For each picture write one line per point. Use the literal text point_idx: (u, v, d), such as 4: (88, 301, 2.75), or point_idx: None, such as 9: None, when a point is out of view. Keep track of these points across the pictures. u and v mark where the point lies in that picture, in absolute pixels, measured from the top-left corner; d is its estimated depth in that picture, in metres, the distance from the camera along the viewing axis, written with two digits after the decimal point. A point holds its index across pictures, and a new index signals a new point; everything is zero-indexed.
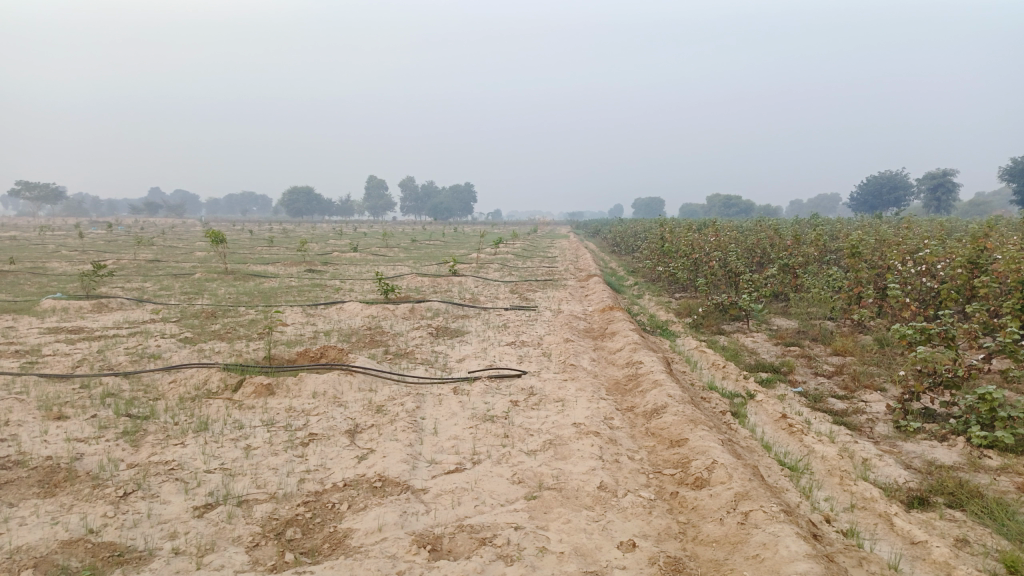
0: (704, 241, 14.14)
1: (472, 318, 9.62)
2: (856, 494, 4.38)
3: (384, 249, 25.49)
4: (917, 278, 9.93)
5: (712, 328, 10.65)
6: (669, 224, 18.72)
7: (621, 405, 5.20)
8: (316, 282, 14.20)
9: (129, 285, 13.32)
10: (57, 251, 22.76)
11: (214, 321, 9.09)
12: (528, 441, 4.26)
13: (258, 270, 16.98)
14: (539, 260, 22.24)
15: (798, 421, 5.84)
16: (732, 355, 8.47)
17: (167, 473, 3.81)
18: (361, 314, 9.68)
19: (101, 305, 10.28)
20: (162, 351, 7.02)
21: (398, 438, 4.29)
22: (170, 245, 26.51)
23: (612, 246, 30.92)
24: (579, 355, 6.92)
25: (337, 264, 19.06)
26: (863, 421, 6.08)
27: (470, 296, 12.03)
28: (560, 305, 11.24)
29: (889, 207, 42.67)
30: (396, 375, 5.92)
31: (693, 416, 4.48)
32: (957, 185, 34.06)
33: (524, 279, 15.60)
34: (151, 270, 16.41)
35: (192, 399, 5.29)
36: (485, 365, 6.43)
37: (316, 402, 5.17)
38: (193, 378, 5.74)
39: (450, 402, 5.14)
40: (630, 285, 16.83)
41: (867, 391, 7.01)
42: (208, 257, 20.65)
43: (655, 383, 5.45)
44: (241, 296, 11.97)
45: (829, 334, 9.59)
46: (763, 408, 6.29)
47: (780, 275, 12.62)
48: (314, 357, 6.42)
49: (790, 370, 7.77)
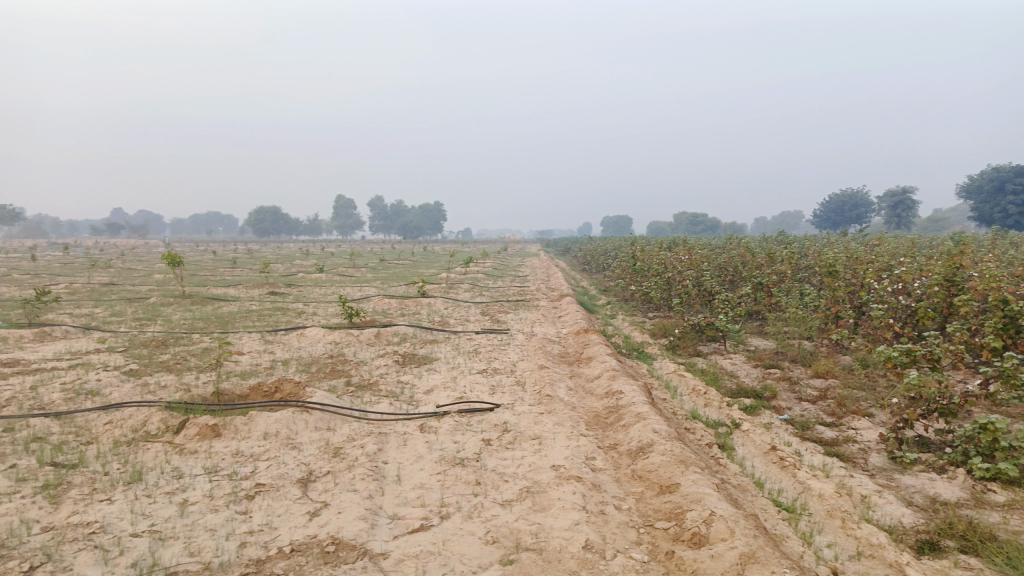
0: (677, 259, 13.87)
1: (441, 343, 9.16)
2: (861, 540, 4.01)
3: (351, 270, 24.89)
4: (894, 296, 9.70)
5: (689, 350, 10.32)
6: (640, 241, 18.44)
7: (602, 442, 4.79)
8: (278, 305, 13.62)
9: (77, 311, 12.60)
10: (7, 275, 21.86)
11: (164, 351, 8.49)
12: (502, 490, 3.82)
13: (218, 293, 16.30)
14: (509, 279, 21.89)
15: (788, 454, 5.48)
16: (712, 379, 8.13)
17: (85, 539, 3.27)
18: (322, 341, 9.14)
19: (42, 334, 9.59)
20: (102, 387, 6.44)
21: (357, 490, 3.82)
22: (127, 268, 25.63)
23: (583, 263, 30.57)
24: (555, 384, 6.49)
25: (301, 286, 18.48)
26: (855, 451, 5.74)
27: (438, 319, 11.57)
28: (532, 328, 10.81)
29: (852, 224, 43.27)
30: (357, 412, 5.43)
31: (683, 456, 4.09)
32: (916, 202, 34.67)
33: (495, 299, 15.21)
34: (104, 295, 15.68)
35: (127, 444, 4.76)
36: (454, 397, 5.98)
37: (267, 446, 4.67)
38: (131, 419, 5.20)
39: (416, 443, 4.68)
40: (602, 304, 16.52)
41: (855, 417, 6.68)
42: (166, 279, 19.86)
43: (637, 416, 5.04)
44: (197, 321, 11.34)
45: (809, 355, 9.30)
46: (750, 439, 5.92)
47: (755, 294, 12.36)
48: (268, 392, 5.91)
49: (773, 396, 7.42)
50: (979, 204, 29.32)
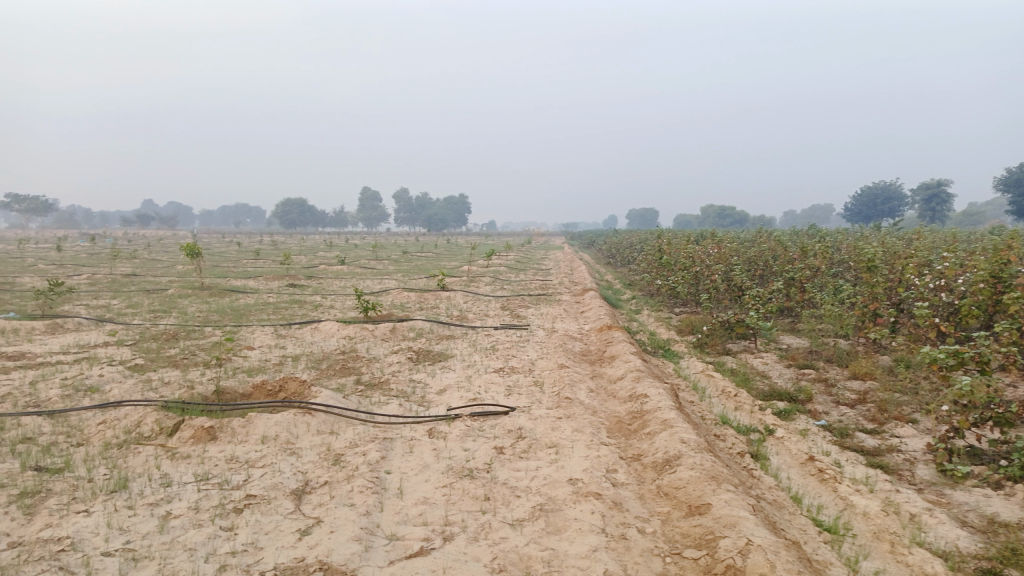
0: (705, 253, 13.37)
1: (458, 339, 8.81)
2: (914, 568, 3.59)
3: (373, 263, 24.68)
4: (935, 294, 9.16)
5: (718, 348, 9.88)
6: (666, 234, 17.90)
7: (625, 452, 4.39)
8: (296, 298, 13.35)
9: (94, 302, 12.43)
10: (34, 265, 21.98)
11: (173, 345, 8.24)
12: (512, 508, 3.45)
13: (237, 285, 16.10)
14: (532, 272, 21.50)
15: (828, 465, 5.04)
16: (743, 379, 7.69)
17: (51, 558, 2.96)
18: (336, 336, 8.84)
19: (53, 326, 9.40)
20: (103, 383, 6.19)
21: (354, 504, 3.49)
22: (153, 259, 25.67)
23: (608, 256, 30.13)
24: (575, 385, 6.11)
25: (321, 278, 18.28)
26: (900, 463, 5.29)
27: (457, 313, 11.22)
28: (553, 324, 10.43)
29: (884, 218, 42.17)
30: (363, 414, 5.10)
31: (715, 471, 3.69)
32: (951, 194, 33.64)
33: (516, 293, 14.82)
34: (124, 286, 15.54)
35: (118, 447, 4.47)
36: (468, 399, 5.62)
37: (263, 451, 4.36)
38: (125, 419, 4.92)
39: (423, 450, 4.33)
40: (627, 299, 16.07)
41: (898, 424, 6.21)
42: (187, 272, 19.75)
43: (664, 424, 4.64)
44: (212, 314, 11.11)
45: (846, 355, 8.81)
46: (785, 447, 5.50)
47: (786, 290, 11.84)
48: (271, 392, 5.61)
49: (809, 399, 6.96)
50: (1018, 198, 28.31)
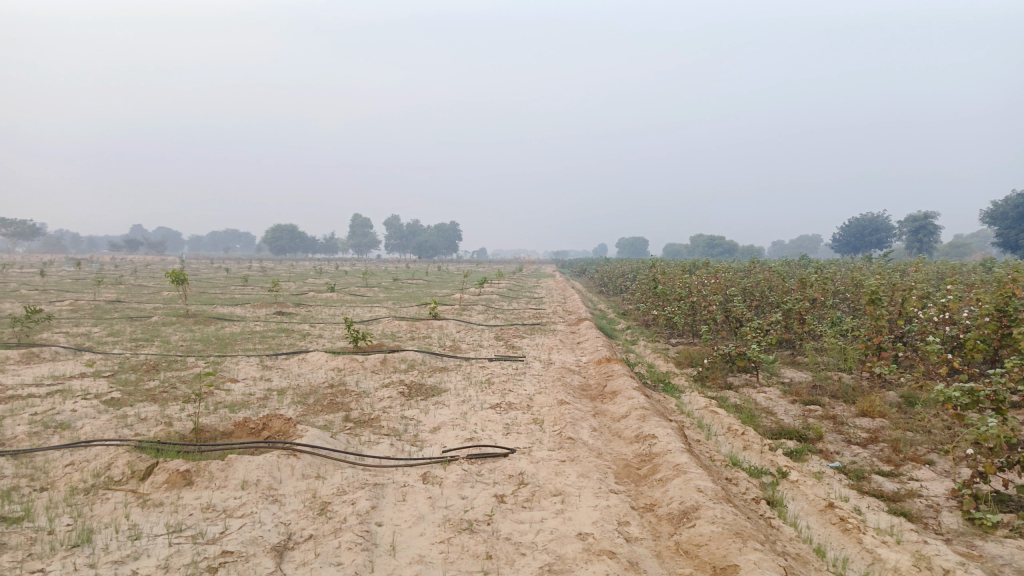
0: (702, 283, 13.10)
1: (451, 371, 8.45)
2: None
3: (363, 290, 24.32)
4: (940, 327, 8.89)
5: (719, 382, 9.57)
6: (660, 263, 17.68)
7: (636, 501, 4.07)
8: (283, 327, 12.97)
9: (74, 330, 12.02)
10: (16, 290, 21.49)
11: (153, 376, 7.86)
12: (517, 568, 3.12)
13: (224, 312, 15.71)
14: (524, 301, 21.19)
15: (849, 514, 4.72)
16: (749, 416, 7.38)
17: None
18: (324, 368, 8.47)
19: (28, 355, 8.99)
20: (74, 419, 5.80)
21: (342, 564, 3.14)
22: (138, 284, 25.19)
23: (599, 285, 29.99)
24: (577, 424, 5.78)
25: (310, 305, 17.90)
26: (923, 510, 4.97)
27: (451, 344, 10.87)
28: (549, 355, 10.09)
29: (873, 249, 42.32)
30: (352, 456, 4.76)
31: (739, 527, 3.39)
32: (939, 227, 33.77)
33: (510, 323, 14.52)
34: (106, 313, 15.10)
35: (84, 493, 4.10)
36: (464, 439, 5.27)
37: (243, 498, 4.00)
38: (95, 461, 4.55)
39: (417, 498, 3.99)
40: (623, 329, 15.78)
41: (915, 467, 5.90)
42: (173, 298, 19.34)
43: (676, 470, 4.33)
44: (195, 344, 10.72)
45: (851, 390, 8.51)
46: (801, 493, 5.19)
47: (786, 321, 11.57)
48: (254, 430, 5.25)
49: (819, 438, 6.65)
50: (1005, 230, 28.39)
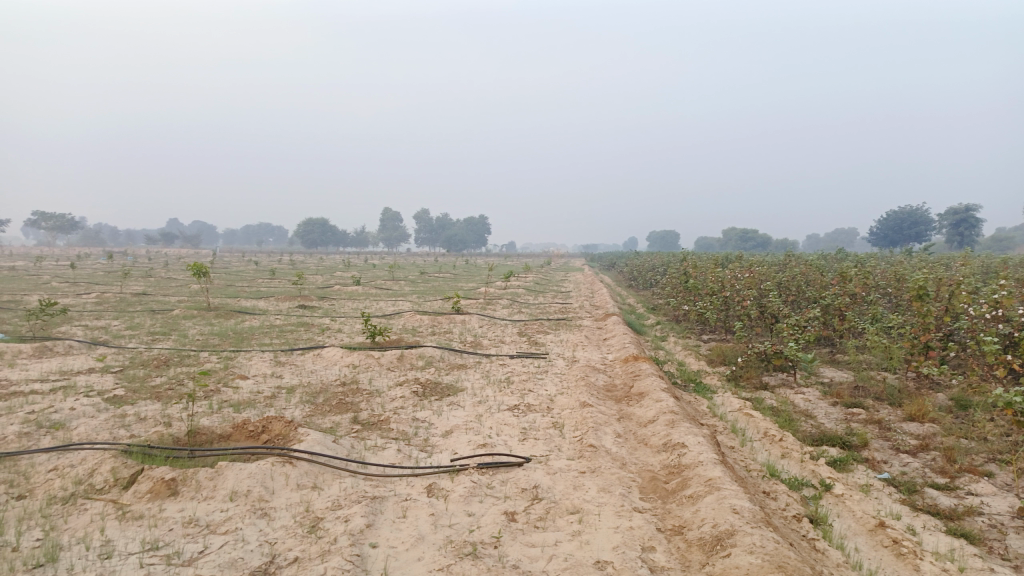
0: (734, 277, 12.53)
1: (470, 369, 8.06)
2: None
3: (389, 283, 24.06)
4: (993, 325, 8.22)
5: (754, 383, 9.04)
6: (692, 257, 17.10)
7: (663, 523, 3.63)
8: (303, 321, 12.70)
9: (94, 323, 11.87)
10: (46, 283, 21.63)
11: (161, 373, 7.58)
12: None
13: (246, 305, 15.49)
14: (552, 295, 20.78)
15: (903, 536, 4.23)
16: (787, 420, 6.88)
17: None
18: (338, 365, 8.14)
19: (40, 348, 8.79)
20: (70, 419, 5.51)
21: None
22: (167, 277, 25.26)
23: (629, 279, 29.53)
24: (600, 429, 5.34)
25: (334, 299, 17.66)
26: (987, 530, 4.44)
27: (472, 339, 10.49)
28: (574, 353, 9.65)
29: (911, 242, 41.00)
30: (352, 466, 4.39)
31: (781, 559, 2.94)
32: (981, 220, 32.48)
33: (535, 317, 14.14)
34: (129, 305, 15.02)
35: (61, 503, 3.78)
36: (477, 445, 4.88)
37: (230, 512, 3.65)
38: (79, 467, 4.24)
39: (418, 515, 3.60)
40: (652, 325, 15.28)
41: (974, 481, 5.34)
42: (197, 291, 19.25)
43: (708, 485, 3.88)
44: (212, 338, 10.47)
45: (897, 393, 7.93)
46: (848, 510, 4.69)
47: (824, 317, 10.96)
48: (252, 433, 4.93)
49: (864, 446, 6.12)
50: None
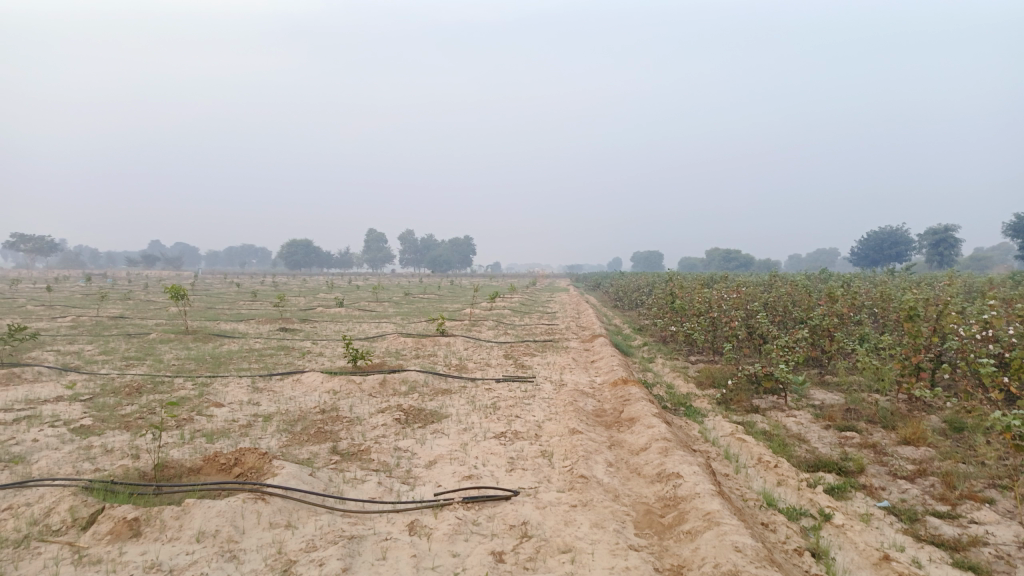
0: (722, 297, 12.38)
1: (455, 394, 7.82)
2: None
3: (373, 305, 23.77)
4: (983, 345, 8.11)
5: (744, 405, 8.86)
6: (678, 277, 16.99)
7: (661, 562, 3.41)
8: (284, 344, 12.39)
9: (66, 348, 11.50)
10: (21, 306, 21.13)
11: (133, 400, 7.28)
12: None
13: (226, 329, 15.14)
14: (537, 316, 20.57)
15: (909, 570, 4.03)
16: (780, 445, 6.69)
17: None
18: (319, 391, 7.87)
19: (7, 376, 8.44)
20: (31, 452, 5.21)
21: None
22: (146, 300, 24.79)
23: (614, 299, 29.47)
24: (590, 458, 5.12)
25: (316, 321, 17.32)
26: (994, 561, 4.25)
27: (457, 362, 10.25)
28: (561, 376, 9.44)
29: (892, 262, 41.35)
30: (330, 501, 4.14)
31: None
32: (959, 239, 32.83)
33: (521, 339, 13.91)
34: (103, 329, 14.63)
35: (13, 546, 3.49)
36: (462, 477, 4.65)
37: (196, 554, 3.38)
38: (35, 506, 3.96)
39: (399, 557, 3.35)
40: (639, 346, 15.11)
41: (977, 508, 5.16)
42: (176, 314, 18.84)
43: (707, 520, 3.68)
44: (188, 363, 10.15)
45: (891, 415, 7.77)
46: (850, 542, 4.49)
47: (813, 338, 10.84)
48: (223, 466, 4.67)
49: (861, 471, 5.95)
50: None
